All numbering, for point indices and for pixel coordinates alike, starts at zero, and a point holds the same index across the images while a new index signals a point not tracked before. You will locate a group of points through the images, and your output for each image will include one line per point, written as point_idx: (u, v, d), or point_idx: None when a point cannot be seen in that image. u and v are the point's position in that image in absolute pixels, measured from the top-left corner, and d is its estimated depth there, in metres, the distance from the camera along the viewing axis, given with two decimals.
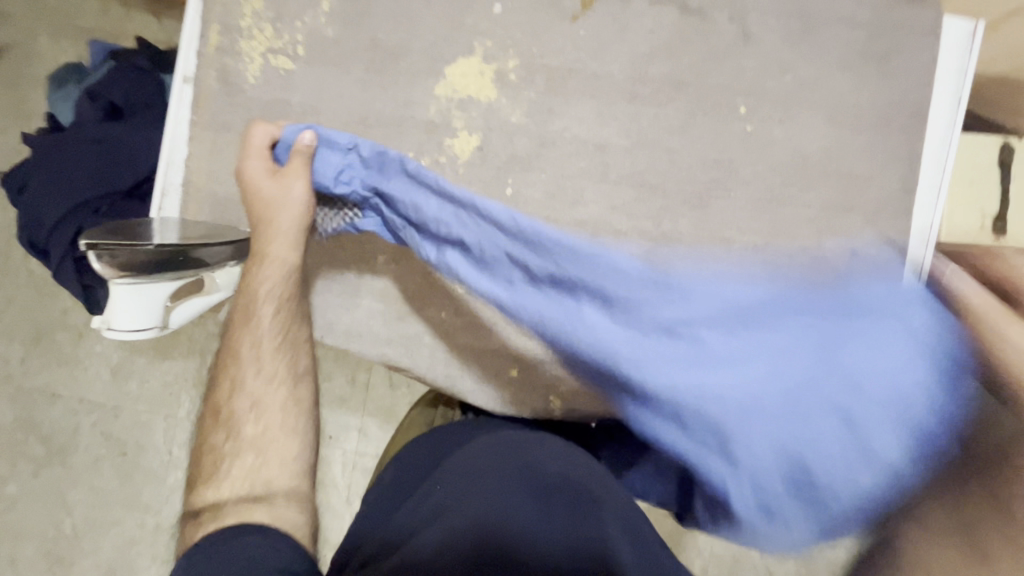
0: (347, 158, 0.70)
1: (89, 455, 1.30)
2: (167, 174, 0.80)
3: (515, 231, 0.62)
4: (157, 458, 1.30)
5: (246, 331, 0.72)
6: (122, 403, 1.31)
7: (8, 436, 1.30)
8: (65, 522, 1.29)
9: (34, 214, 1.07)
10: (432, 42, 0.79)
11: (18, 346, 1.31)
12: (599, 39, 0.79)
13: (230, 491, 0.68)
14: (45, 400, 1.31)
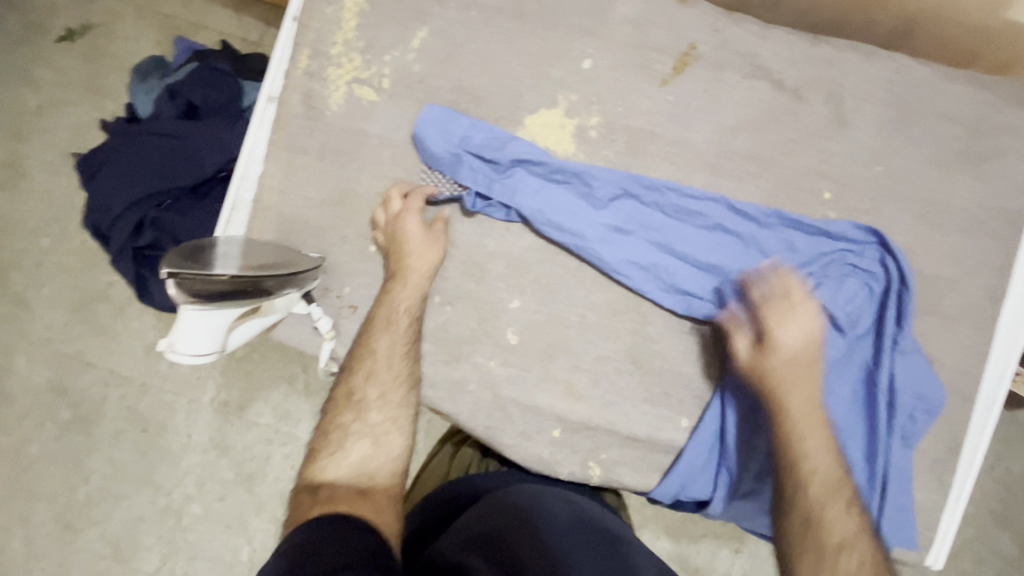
0: (461, 126, 0.77)
1: (113, 427, 1.28)
2: (239, 189, 0.80)
3: (597, 205, 0.76)
4: (177, 439, 1.26)
5: (376, 333, 0.74)
6: (152, 381, 1.29)
7: (39, 396, 1.29)
8: (80, 488, 1.27)
9: (101, 199, 1.11)
10: (516, 90, 0.78)
11: (62, 311, 1.31)
12: (686, 105, 0.77)
13: (349, 475, 0.66)
14: (79, 367, 1.30)
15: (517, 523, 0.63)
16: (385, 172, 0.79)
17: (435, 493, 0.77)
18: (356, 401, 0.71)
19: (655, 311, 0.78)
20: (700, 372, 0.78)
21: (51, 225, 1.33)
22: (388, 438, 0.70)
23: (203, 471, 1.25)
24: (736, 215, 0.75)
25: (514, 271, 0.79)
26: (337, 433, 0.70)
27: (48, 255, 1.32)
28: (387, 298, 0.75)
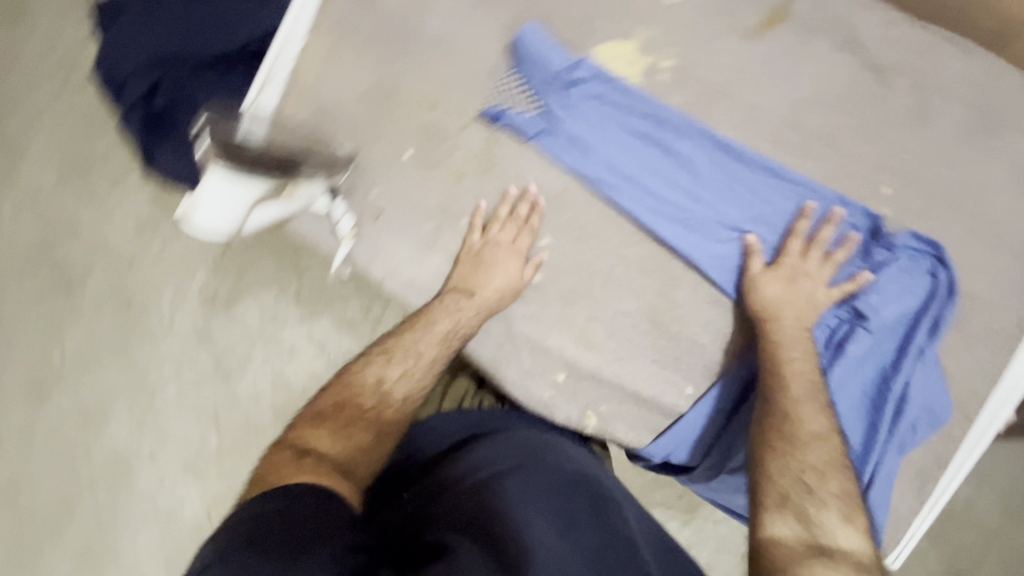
0: (560, 59, 0.72)
1: (95, 297, 1.21)
2: (275, 63, 0.73)
3: (666, 167, 0.73)
4: (160, 321, 1.20)
5: (424, 326, 0.72)
6: (141, 259, 1.21)
7: (22, 253, 1.23)
8: (55, 353, 1.21)
9: (114, 50, 1.02)
10: (591, 14, 0.73)
11: (52, 170, 1.23)
12: (767, 66, 0.72)
13: (335, 458, 0.60)
14: (66, 231, 1.22)
15: (511, 491, 0.59)
16: (433, 75, 0.74)
17: (433, 419, 0.72)
18: (369, 388, 0.67)
19: (686, 275, 0.75)
20: (717, 345, 0.76)
21: (53, 74, 1.24)
22: (361, 428, 0.64)
23: (181, 359, 1.19)
24: (802, 191, 0.72)
25: (549, 205, 0.75)
26: (328, 418, 0.64)
27: (46, 108, 1.24)
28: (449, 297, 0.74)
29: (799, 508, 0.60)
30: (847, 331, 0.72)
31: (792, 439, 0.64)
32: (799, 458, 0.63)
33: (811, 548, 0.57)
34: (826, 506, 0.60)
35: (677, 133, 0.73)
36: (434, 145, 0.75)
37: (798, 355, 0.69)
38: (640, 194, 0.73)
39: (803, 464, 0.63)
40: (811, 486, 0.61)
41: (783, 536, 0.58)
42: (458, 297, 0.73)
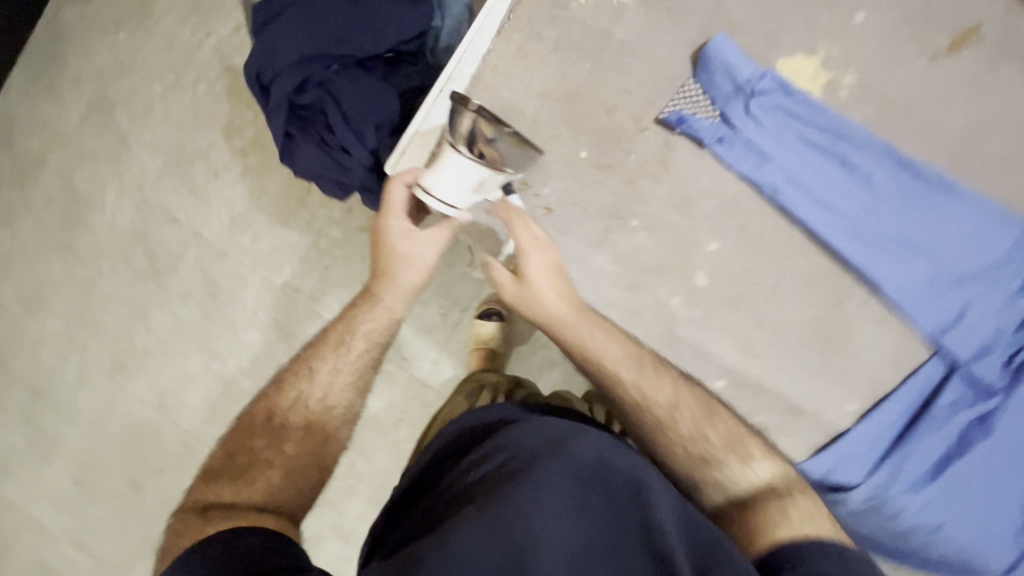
0: (746, 69, 0.73)
1: (183, 285, 1.21)
2: (461, 61, 0.77)
3: (844, 181, 0.74)
4: (244, 312, 1.20)
5: (373, 307, 0.73)
6: (230, 251, 1.21)
7: (116, 237, 1.22)
8: (139, 336, 1.21)
9: (269, 46, 1.08)
10: (777, 28, 0.74)
11: (160, 160, 1.22)
12: (952, 87, 0.73)
13: (245, 497, 0.59)
14: (165, 221, 1.21)
15: (534, 469, 0.49)
16: (616, 81, 0.76)
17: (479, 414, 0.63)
18: (302, 379, 0.67)
19: (855, 289, 0.75)
20: (883, 363, 0.75)
21: (166, 71, 1.21)
22: (335, 403, 0.68)
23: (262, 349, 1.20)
24: (988, 212, 0.72)
25: (719, 212, 0.76)
26: (294, 376, 0.67)
27: (156, 102, 1.22)
28: (594, 354, 0.69)
29: (719, 487, 0.62)
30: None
31: (666, 423, 0.65)
32: (693, 446, 0.64)
33: (742, 508, 0.59)
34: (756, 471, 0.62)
35: (858, 148, 0.73)
36: (611, 147, 0.77)
37: (654, 388, 0.67)
38: (816, 206, 0.74)
39: (693, 458, 0.63)
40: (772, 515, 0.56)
41: (720, 510, 0.61)
42: (647, 379, 0.67)
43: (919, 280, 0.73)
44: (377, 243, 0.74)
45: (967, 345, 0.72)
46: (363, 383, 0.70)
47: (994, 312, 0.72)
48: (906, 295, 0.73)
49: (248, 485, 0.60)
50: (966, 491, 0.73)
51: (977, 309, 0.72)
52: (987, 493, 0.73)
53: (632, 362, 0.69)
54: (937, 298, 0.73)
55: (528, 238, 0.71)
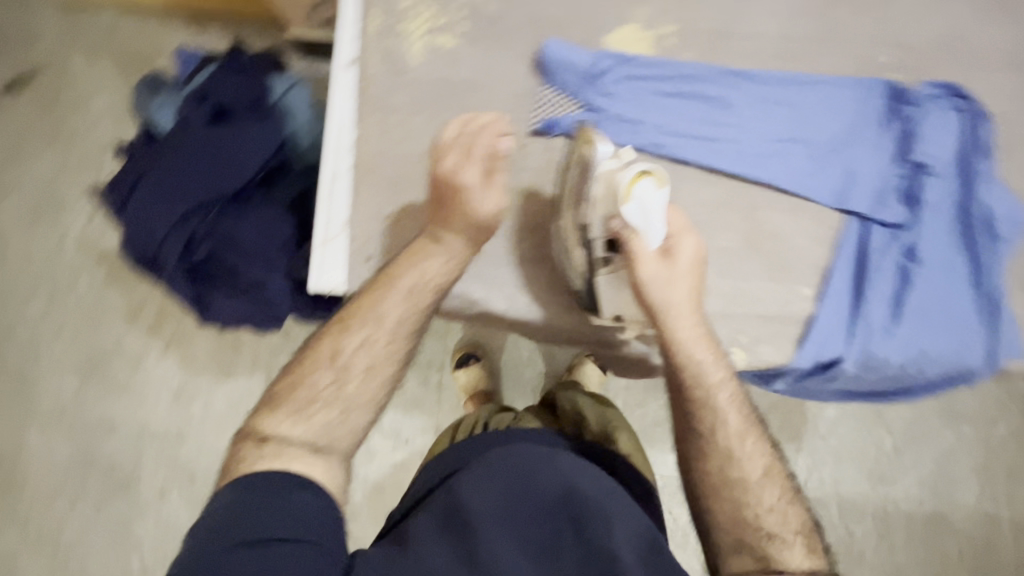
0: (581, 59, 0.80)
1: (155, 486, 1.24)
2: (336, 159, 0.80)
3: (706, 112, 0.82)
4: (224, 481, 1.24)
5: (412, 262, 0.71)
6: (186, 428, 1.26)
7: (68, 472, 1.25)
8: (132, 560, 1.22)
9: (143, 223, 1.06)
10: (590, 13, 0.81)
11: (70, 379, 1.27)
12: (749, 0, 0.82)
13: (303, 441, 0.61)
14: (104, 431, 1.26)
15: (506, 514, 0.59)
16: (480, 115, 0.80)
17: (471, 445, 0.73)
18: (343, 357, 0.65)
19: (761, 194, 0.82)
20: (813, 243, 0.82)
21: (32, 292, 1.28)
22: (353, 384, 0.65)
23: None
24: (826, 85, 0.82)
25: None
26: (336, 331, 0.67)
27: (38, 325, 1.28)
28: (675, 328, 0.70)
29: (754, 550, 0.62)
30: (918, 182, 0.80)
31: (731, 469, 0.66)
32: (751, 504, 0.64)
33: (766, 573, 0.60)
34: (794, 547, 0.62)
35: (702, 80, 0.82)
36: (505, 172, 0.80)
37: (727, 405, 0.68)
38: (695, 142, 0.81)
39: (748, 512, 0.64)
40: (770, 531, 0.63)
41: (741, 574, 0.62)
42: (732, 393, 0.69)
43: (804, 162, 0.82)
44: (460, 186, 0.72)
45: (865, 198, 0.81)
46: (400, 362, 0.68)
47: (871, 159, 0.81)
48: (802, 178, 0.81)
49: (280, 457, 0.60)
50: (928, 313, 0.81)
51: (860, 165, 0.81)
52: (944, 308, 0.81)
53: (717, 371, 0.69)
54: (825, 170, 0.82)
55: (650, 269, 0.69)
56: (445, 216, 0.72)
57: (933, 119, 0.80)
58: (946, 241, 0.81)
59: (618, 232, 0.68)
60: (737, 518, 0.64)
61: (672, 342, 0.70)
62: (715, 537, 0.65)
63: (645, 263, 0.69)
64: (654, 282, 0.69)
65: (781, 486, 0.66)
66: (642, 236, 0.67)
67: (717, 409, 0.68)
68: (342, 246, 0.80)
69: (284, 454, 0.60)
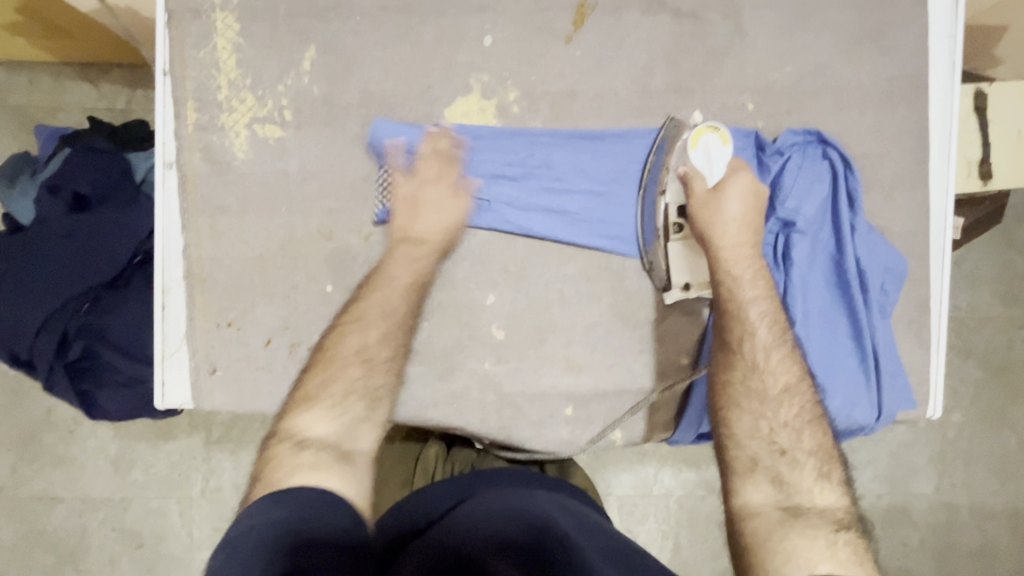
0: (413, 137, 0.74)
1: (105, 552, 1.19)
2: (166, 270, 0.74)
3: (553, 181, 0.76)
4: (179, 542, 1.19)
5: (403, 248, 0.72)
6: (132, 492, 1.20)
7: (13, 550, 1.20)
8: None
9: (9, 325, 0.99)
10: (426, 86, 0.75)
11: (5, 457, 1.20)
12: (596, 57, 0.76)
13: (332, 437, 0.62)
14: (46, 506, 1.20)
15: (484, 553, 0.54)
16: (318, 208, 0.75)
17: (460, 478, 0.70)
18: (337, 360, 0.67)
19: (628, 263, 0.77)
20: (686, 310, 0.78)
21: None
22: (388, 360, 0.69)
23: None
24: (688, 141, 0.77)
25: (478, 267, 0.77)
26: (354, 322, 0.69)
27: None
28: (726, 254, 0.71)
29: (768, 471, 0.62)
30: (785, 241, 0.75)
31: (753, 381, 0.67)
32: (768, 417, 0.65)
33: (783, 511, 0.59)
34: (803, 467, 0.62)
35: (549, 148, 0.76)
36: (348, 268, 0.75)
37: (758, 318, 0.69)
38: (543, 216, 0.76)
39: (763, 424, 0.64)
40: (784, 448, 0.63)
41: (756, 504, 0.60)
42: (764, 307, 0.69)
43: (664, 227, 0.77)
44: (416, 209, 0.73)
45: None
46: (403, 347, 0.70)
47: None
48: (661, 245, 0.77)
49: (314, 475, 0.57)
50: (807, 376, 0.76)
51: None
52: (825, 369, 0.77)
53: (754, 287, 0.70)
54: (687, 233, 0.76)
55: (701, 200, 0.72)
56: (408, 213, 0.73)
57: (797, 173, 0.75)
58: (824, 296, 0.76)
59: (683, 174, 0.74)
60: (754, 432, 0.64)
61: (721, 261, 0.71)
62: (733, 452, 0.64)
63: (726, 206, 0.72)
64: (704, 209, 0.72)
65: (802, 405, 0.66)
66: (702, 176, 0.74)
67: (757, 338, 0.68)
68: (184, 361, 0.75)
69: (305, 467, 0.58)
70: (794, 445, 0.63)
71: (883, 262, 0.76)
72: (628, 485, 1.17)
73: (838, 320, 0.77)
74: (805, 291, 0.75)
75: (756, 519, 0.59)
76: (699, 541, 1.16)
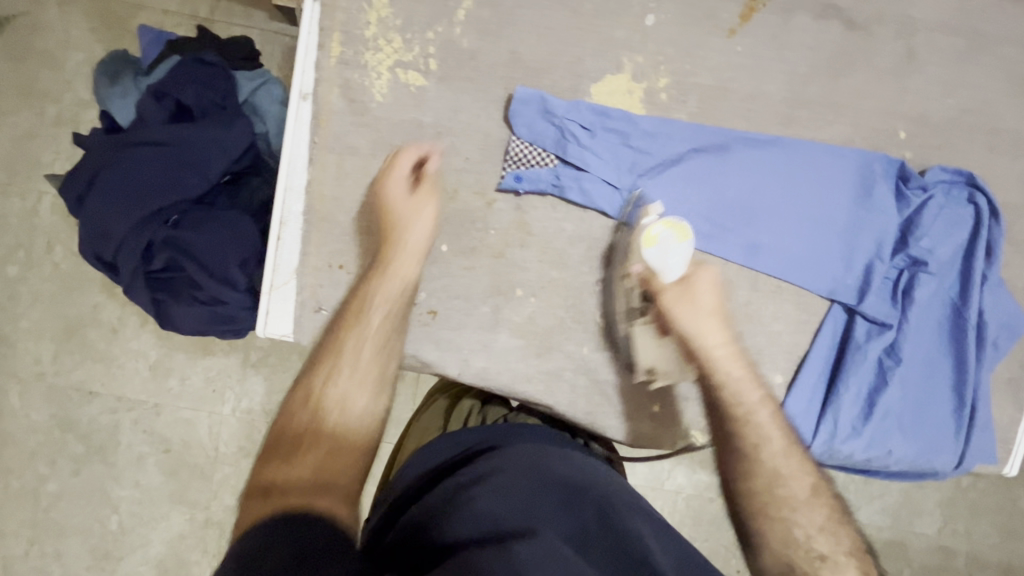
0: (554, 107, 0.72)
1: (133, 451, 1.19)
2: (286, 202, 0.73)
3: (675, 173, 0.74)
4: (204, 453, 1.19)
5: (386, 273, 0.68)
6: (163, 401, 1.20)
7: (46, 435, 1.19)
8: (111, 519, 1.19)
9: (98, 225, 0.99)
10: (577, 57, 0.73)
11: (48, 345, 1.19)
12: (756, 54, 0.74)
13: (337, 414, 0.60)
14: (81, 399, 1.19)
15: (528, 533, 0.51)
16: (445, 164, 0.73)
17: (464, 434, 0.71)
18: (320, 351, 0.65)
19: (742, 275, 0.76)
20: (789, 330, 0.77)
21: None
22: (388, 333, 0.66)
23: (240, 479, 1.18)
24: (835, 158, 0.74)
25: (594, 253, 0.76)
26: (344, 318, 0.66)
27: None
28: (717, 359, 0.66)
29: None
30: (912, 278, 0.74)
31: (777, 487, 0.61)
32: (802, 524, 0.59)
33: None
34: (846, 573, 0.56)
35: (685, 140, 0.74)
36: (466, 231, 0.75)
37: (770, 423, 0.64)
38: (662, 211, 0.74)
39: (797, 532, 0.58)
40: (822, 553, 0.57)
41: None
42: (770, 413, 0.64)
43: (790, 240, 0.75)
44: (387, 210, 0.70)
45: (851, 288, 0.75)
46: (401, 325, 0.68)
47: (802, 233, 0.75)
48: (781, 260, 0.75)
49: (318, 459, 0.55)
50: (899, 414, 0.76)
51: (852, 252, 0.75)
52: (917, 411, 0.76)
53: (754, 391, 0.65)
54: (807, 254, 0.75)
55: (669, 293, 0.69)
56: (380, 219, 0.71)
57: (937, 212, 0.73)
58: (934, 338, 0.75)
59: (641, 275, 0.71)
60: (788, 539, 0.58)
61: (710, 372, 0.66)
62: (761, 552, 0.59)
63: (694, 311, 0.67)
64: (674, 302, 0.68)
65: (828, 505, 0.61)
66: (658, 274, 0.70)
67: (770, 447, 0.63)
68: (290, 295, 0.75)
69: (310, 459, 0.55)
70: (832, 548, 0.58)
71: (1002, 315, 0.75)
72: (643, 476, 1.09)
73: (943, 365, 0.76)
74: (917, 331, 0.74)
75: None
76: (711, 542, 1.09)
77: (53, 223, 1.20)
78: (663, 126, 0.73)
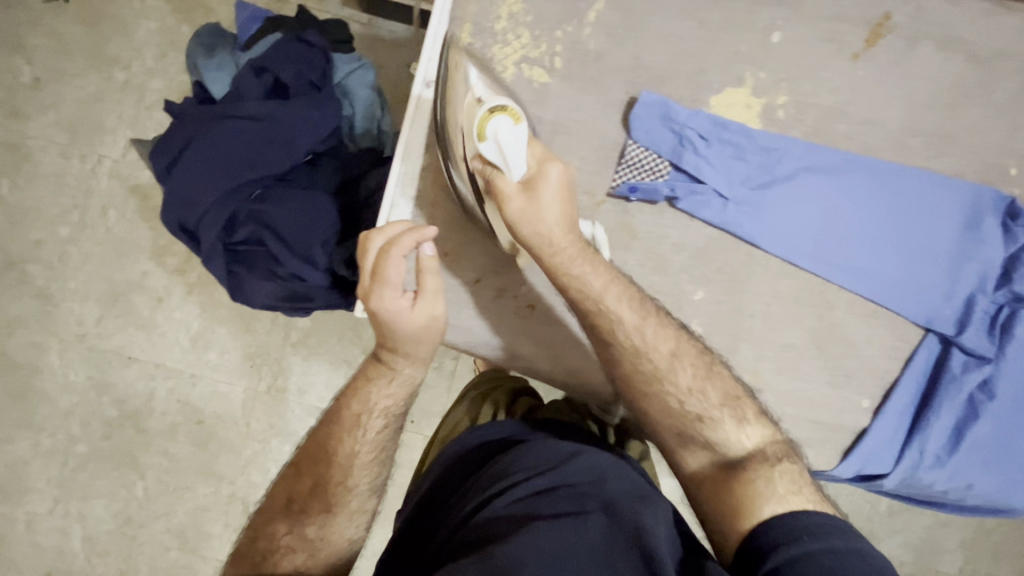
0: (677, 115, 0.73)
1: (166, 420, 1.13)
2: (399, 185, 0.74)
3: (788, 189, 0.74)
4: (237, 429, 1.13)
5: (390, 381, 0.64)
6: (202, 371, 1.14)
7: (79, 396, 1.13)
8: (136, 485, 1.12)
9: (184, 194, 1.00)
10: (700, 68, 0.73)
11: (92, 304, 1.13)
12: (877, 79, 0.74)
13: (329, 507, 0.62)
14: (119, 362, 1.13)
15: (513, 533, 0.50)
16: (558, 160, 0.74)
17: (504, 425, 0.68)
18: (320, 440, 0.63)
19: (840, 295, 0.76)
20: (883, 355, 0.77)
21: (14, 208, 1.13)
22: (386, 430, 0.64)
23: (269, 460, 1.13)
24: (946, 187, 0.75)
25: (697, 261, 0.76)
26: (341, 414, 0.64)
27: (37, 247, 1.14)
28: (563, 259, 0.63)
29: (697, 440, 0.60)
30: (1012, 314, 0.74)
31: (639, 365, 0.63)
32: (673, 393, 0.62)
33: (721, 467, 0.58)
34: (721, 427, 0.59)
35: (800, 157, 0.74)
36: None
37: (635, 321, 0.63)
38: (770, 225, 0.75)
39: (674, 395, 0.61)
40: (699, 414, 0.60)
41: (698, 469, 0.59)
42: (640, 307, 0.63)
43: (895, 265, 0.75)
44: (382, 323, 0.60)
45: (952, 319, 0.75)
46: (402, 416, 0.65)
47: (905, 260, 0.75)
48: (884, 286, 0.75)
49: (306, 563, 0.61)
50: (987, 448, 0.76)
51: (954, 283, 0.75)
52: (1005, 447, 0.76)
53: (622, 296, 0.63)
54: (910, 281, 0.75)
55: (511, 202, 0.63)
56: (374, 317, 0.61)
57: None
58: None
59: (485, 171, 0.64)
60: (667, 410, 0.62)
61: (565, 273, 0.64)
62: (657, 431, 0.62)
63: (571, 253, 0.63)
64: (525, 217, 0.62)
65: (694, 368, 0.62)
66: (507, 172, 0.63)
67: (631, 334, 0.63)
68: None
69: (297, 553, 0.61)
70: (712, 407, 0.60)
71: None
72: None
73: None
74: (1013, 368, 0.74)
75: (699, 487, 0.58)
76: None
77: (106, 181, 1.14)
78: (778, 142, 0.74)
